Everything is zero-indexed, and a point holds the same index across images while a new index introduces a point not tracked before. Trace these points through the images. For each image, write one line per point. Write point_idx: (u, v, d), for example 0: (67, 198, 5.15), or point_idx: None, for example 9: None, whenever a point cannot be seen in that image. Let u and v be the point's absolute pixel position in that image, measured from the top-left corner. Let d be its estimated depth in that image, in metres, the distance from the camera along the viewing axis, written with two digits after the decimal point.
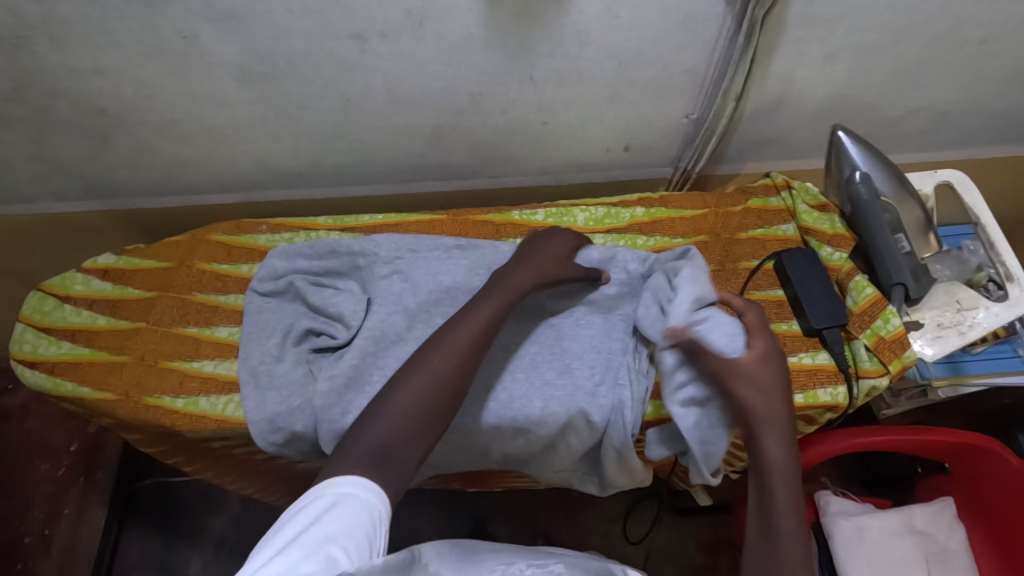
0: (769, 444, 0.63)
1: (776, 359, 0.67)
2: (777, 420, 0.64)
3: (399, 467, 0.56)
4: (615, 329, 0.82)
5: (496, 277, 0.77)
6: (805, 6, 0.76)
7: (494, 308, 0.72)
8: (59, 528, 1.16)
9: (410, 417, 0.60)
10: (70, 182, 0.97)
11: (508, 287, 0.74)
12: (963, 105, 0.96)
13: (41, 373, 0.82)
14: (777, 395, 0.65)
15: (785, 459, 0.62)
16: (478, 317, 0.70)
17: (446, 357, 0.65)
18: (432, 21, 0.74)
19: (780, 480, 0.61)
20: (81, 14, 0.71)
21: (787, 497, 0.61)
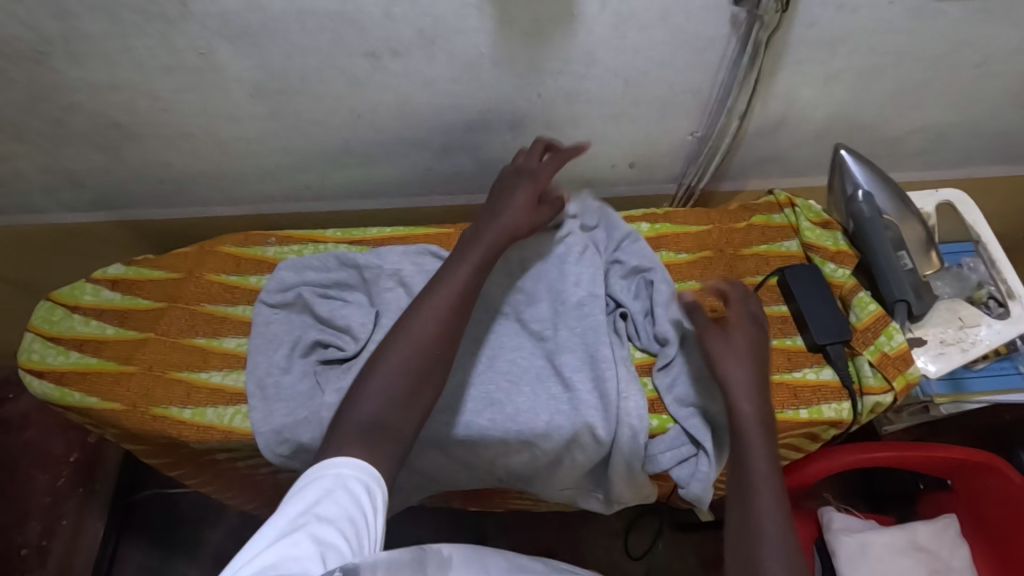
0: (742, 404, 0.66)
1: (747, 327, 0.72)
2: (748, 380, 0.68)
3: (392, 436, 0.58)
4: (598, 332, 0.82)
5: (470, 238, 0.75)
6: (807, 28, 0.77)
7: (468, 269, 0.70)
8: (57, 541, 1.15)
9: (398, 389, 0.61)
10: (81, 193, 0.98)
11: (476, 249, 0.72)
12: (963, 126, 0.98)
13: (49, 382, 0.82)
14: (747, 361, 0.69)
15: (757, 419, 0.65)
16: (456, 278, 0.69)
17: (424, 324, 0.65)
18: (444, 40, 0.75)
19: (751, 431, 0.65)
20: (102, 31, 0.72)
21: (761, 446, 0.64)
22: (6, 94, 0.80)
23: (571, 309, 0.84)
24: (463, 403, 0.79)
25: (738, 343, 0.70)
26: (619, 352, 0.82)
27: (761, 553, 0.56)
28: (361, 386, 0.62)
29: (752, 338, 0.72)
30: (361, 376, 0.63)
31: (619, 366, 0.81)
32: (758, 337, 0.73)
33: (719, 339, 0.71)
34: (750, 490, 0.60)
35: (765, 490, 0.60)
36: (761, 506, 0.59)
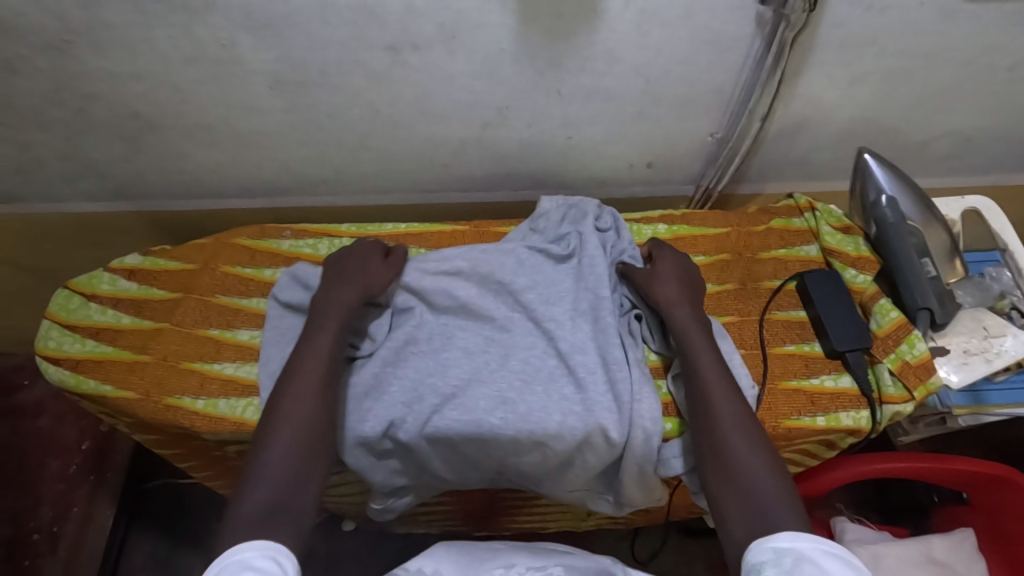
0: (680, 314, 0.79)
1: (670, 262, 0.85)
2: (680, 301, 0.80)
3: (293, 516, 0.62)
4: (611, 337, 0.82)
5: (325, 304, 0.80)
6: (834, 29, 0.76)
7: (331, 335, 0.77)
8: (67, 528, 1.15)
9: (292, 466, 0.65)
10: (100, 183, 0.99)
11: (336, 312, 0.79)
12: (990, 131, 0.96)
13: (64, 369, 0.83)
14: (675, 281, 0.82)
15: (694, 322, 0.78)
16: (320, 346, 0.75)
17: (304, 399, 0.70)
18: (466, 36, 0.75)
19: (697, 338, 0.76)
20: (126, 20, 0.73)
21: (704, 347, 0.76)
22: (31, 82, 0.80)
23: (583, 313, 0.84)
24: (477, 401, 0.78)
25: (665, 270, 0.83)
26: (633, 355, 0.82)
27: (719, 426, 0.70)
28: (256, 471, 0.64)
29: (677, 268, 0.85)
30: (251, 460, 0.66)
31: (633, 368, 0.80)
32: (687, 266, 0.85)
33: (649, 276, 0.84)
34: (703, 386, 0.73)
35: (714, 379, 0.73)
36: (715, 389, 0.72)
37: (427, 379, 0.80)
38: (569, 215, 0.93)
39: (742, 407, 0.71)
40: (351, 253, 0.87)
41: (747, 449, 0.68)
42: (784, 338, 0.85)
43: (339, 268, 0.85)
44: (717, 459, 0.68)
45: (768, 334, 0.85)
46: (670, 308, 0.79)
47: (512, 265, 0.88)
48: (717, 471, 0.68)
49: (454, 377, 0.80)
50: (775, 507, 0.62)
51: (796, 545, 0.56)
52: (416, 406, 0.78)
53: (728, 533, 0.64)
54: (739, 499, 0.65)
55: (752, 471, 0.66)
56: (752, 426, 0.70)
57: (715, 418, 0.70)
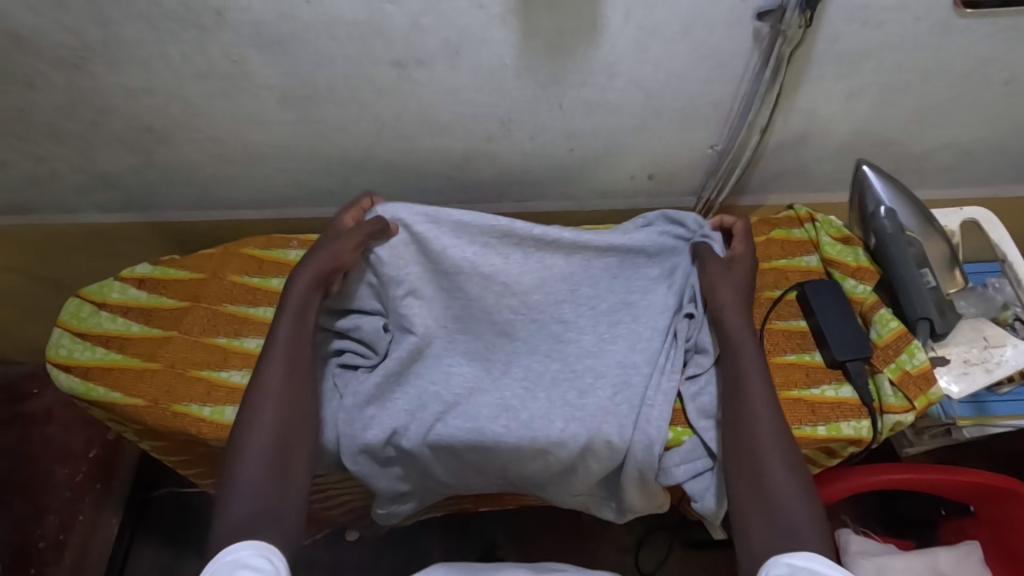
0: (734, 321, 0.79)
1: (745, 266, 0.85)
2: (736, 303, 0.80)
3: (280, 519, 0.62)
4: (638, 341, 0.83)
5: (282, 296, 0.79)
6: (829, 44, 0.78)
7: (290, 329, 0.76)
8: (74, 534, 1.16)
9: (267, 469, 0.65)
10: (113, 194, 1.01)
11: (290, 305, 0.78)
12: (989, 143, 0.97)
13: (75, 377, 0.84)
14: (734, 287, 0.82)
15: (746, 331, 0.78)
16: (281, 344, 0.74)
17: (270, 397, 0.70)
18: (469, 51, 0.77)
19: (743, 341, 0.77)
20: (140, 38, 0.75)
21: (749, 350, 0.76)
22: (47, 97, 0.83)
23: (603, 314, 0.86)
24: (479, 409, 0.79)
25: (732, 275, 0.83)
26: (662, 359, 0.82)
27: (759, 440, 0.69)
28: (235, 476, 0.64)
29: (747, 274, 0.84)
30: (230, 459, 0.66)
31: (658, 376, 0.81)
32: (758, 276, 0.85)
33: (720, 272, 0.83)
34: (745, 390, 0.73)
35: (756, 381, 0.73)
36: (755, 391, 0.73)
37: (429, 390, 0.81)
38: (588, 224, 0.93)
39: (783, 424, 0.71)
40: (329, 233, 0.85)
41: (783, 467, 0.67)
42: (785, 347, 0.86)
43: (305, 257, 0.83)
44: (751, 472, 0.68)
45: (768, 343, 0.86)
46: (723, 314, 0.80)
47: (519, 259, 0.87)
48: (749, 485, 0.67)
49: (455, 386, 0.82)
50: (804, 530, 0.62)
51: (812, 563, 0.55)
52: (419, 413, 0.79)
53: (751, 547, 0.63)
54: (766, 517, 0.64)
55: (784, 490, 0.65)
56: (792, 446, 0.69)
57: (755, 431, 0.70)
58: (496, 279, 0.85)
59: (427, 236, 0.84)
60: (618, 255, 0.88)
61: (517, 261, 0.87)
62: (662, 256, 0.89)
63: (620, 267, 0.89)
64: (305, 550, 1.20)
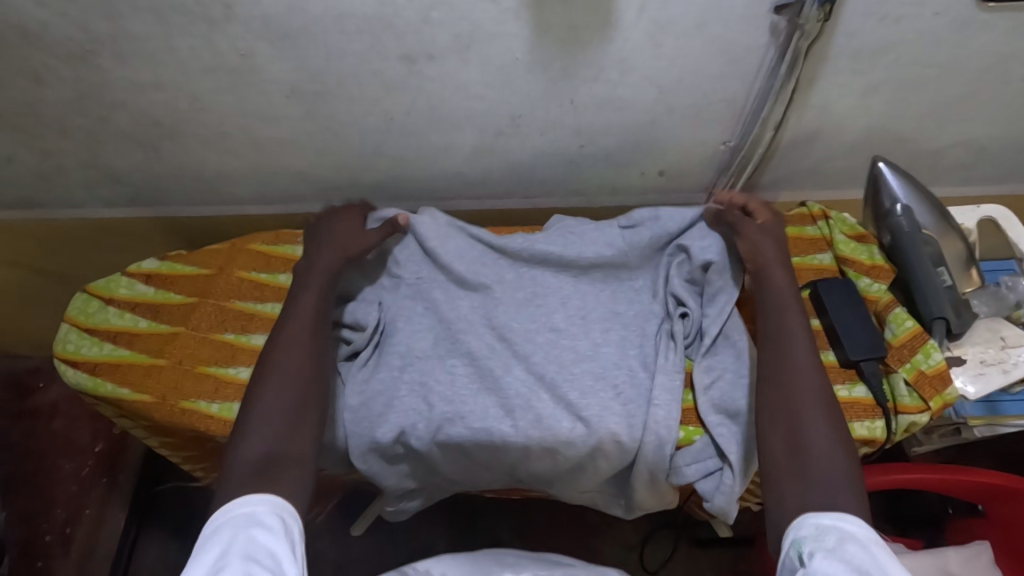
0: (774, 279, 0.77)
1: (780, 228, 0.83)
2: (777, 263, 0.79)
3: (289, 464, 0.62)
4: (632, 346, 0.82)
5: (304, 270, 0.81)
6: (847, 39, 0.76)
7: (316, 296, 0.78)
8: (81, 527, 1.18)
9: (281, 417, 0.66)
10: (120, 189, 1.01)
11: (314, 277, 0.80)
12: (1005, 140, 0.96)
13: (82, 373, 0.84)
14: (774, 243, 0.81)
15: (788, 288, 0.77)
16: (305, 306, 0.77)
17: (293, 350, 0.72)
18: (480, 46, 0.76)
19: (782, 299, 0.76)
20: (148, 32, 0.74)
21: (790, 308, 0.75)
22: (55, 92, 0.82)
23: (594, 321, 0.84)
24: (487, 409, 0.79)
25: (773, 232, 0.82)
26: (659, 361, 0.80)
27: (797, 392, 0.67)
28: (248, 420, 0.66)
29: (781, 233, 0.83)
30: (248, 406, 0.67)
31: (661, 377, 0.79)
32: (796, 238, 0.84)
33: (756, 231, 0.82)
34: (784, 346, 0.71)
35: (796, 339, 0.72)
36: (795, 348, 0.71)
37: (435, 388, 0.80)
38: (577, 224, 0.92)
39: (824, 381, 0.69)
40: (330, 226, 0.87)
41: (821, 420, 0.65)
42: None
43: (310, 244, 0.85)
44: (787, 422, 0.65)
45: None
46: (763, 271, 0.78)
47: (511, 278, 0.88)
48: (784, 438, 0.64)
49: (461, 388, 0.80)
50: (838, 485, 0.60)
51: (842, 523, 0.54)
52: (428, 412, 0.79)
53: (778, 504, 0.61)
54: (797, 470, 0.62)
55: (821, 444, 0.63)
56: (833, 402, 0.67)
57: (794, 383, 0.68)
58: (488, 292, 0.86)
59: (435, 249, 0.87)
60: (602, 269, 0.88)
61: (510, 280, 0.88)
62: (643, 268, 0.89)
63: (604, 280, 0.88)
64: (310, 545, 1.20)
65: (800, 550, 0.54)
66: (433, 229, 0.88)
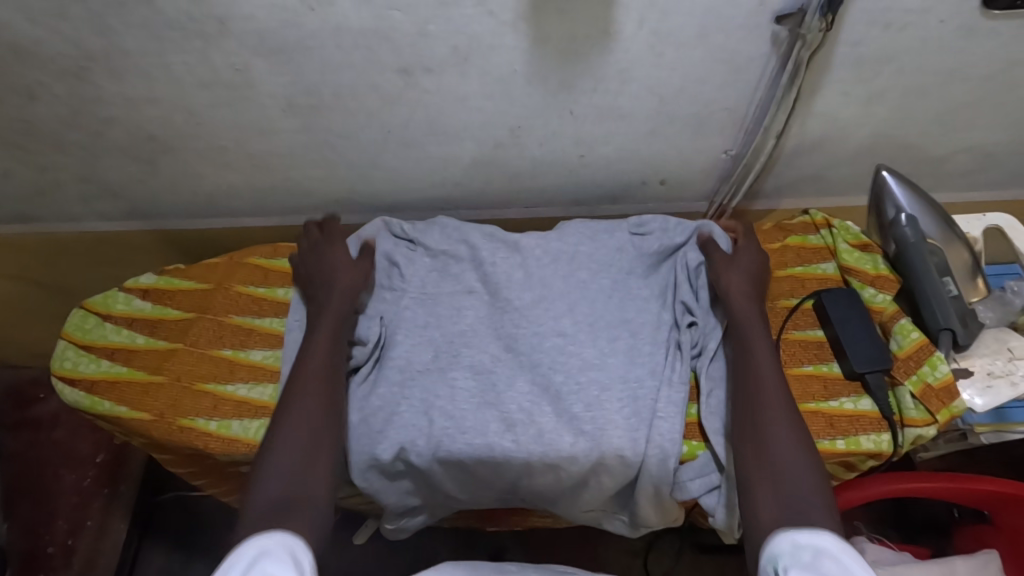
0: (743, 305, 0.80)
1: (750, 257, 0.85)
2: (745, 289, 0.82)
3: (307, 502, 0.63)
4: (638, 355, 0.81)
5: (315, 312, 0.82)
6: (850, 47, 0.75)
7: (326, 337, 0.80)
8: (82, 540, 1.15)
9: (300, 453, 0.67)
10: (117, 203, 1.00)
11: (326, 315, 0.81)
12: (1010, 146, 0.94)
13: (80, 391, 0.84)
14: (746, 274, 0.83)
15: (757, 317, 0.79)
16: (316, 343, 0.78)
17: (313, 388, 0.73)
18: (479, 58, 0.75)
19: (750, 323, 0.78)
20: (142, 47, 0.73)
21: (758, 331, 0.78)
22: (49, 108, 0.81)
23: (603, 330, 0.83)
24: (487, 424, 0.78)
25: (741, 263, 0.84)
26: (669, 372, 0.80)
27: (764, 414, 0.70)
28: (268, 457, 0.66)
29: (754, 264, 0.85)
30: (266, 443, 0.68)
31: (670, 389, 0.79)
32: (765, 265, 0.86)
33: (725, 263, 0.84)
34: (751, 372, 0.74)
35: (762, 364, 0.74)
36: (761, 372, 0.74)
37: (436, 402, 0.79)
38: (592, 230, 0.91)
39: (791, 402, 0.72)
40: (318, 263, 0.87)
41: (787, 440, 0.67)
42: (802, 358, 0.84)
43: (314, 287, 0.86)
44: (758, 448, 0.67)
45: (785, 354, 0.84)
46: (732, 299, 0.81)
47: (521, 279, 0.86)
48: (754, 458, 0.67)
49: (460, 403, 0.79)
50: (812, 506, 0.61)
51: (813, 538, 0.55)
52: (428, 428, 0.78)
53: (757, 523, 0.62)
54: (773, 489, 0.64)
55: (788, 462, 0.65)
56: (801, 423, 0.70)
57: (765, 408, 0.70)
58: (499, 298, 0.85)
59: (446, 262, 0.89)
60: (612, 276, 0.87)
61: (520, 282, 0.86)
62: (653, 278, 0.88)
63: (613, 287, 0.87)
64: None
65: (774, 566, 0.54)
66: (448, 237, 0.90)
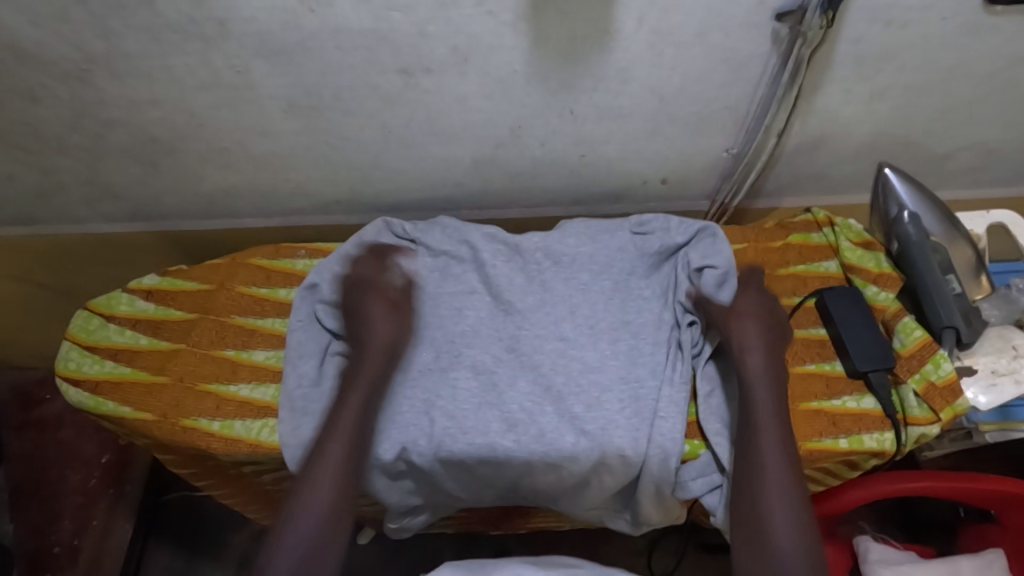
0: (753, 364, 0.77)
1: (757, 302, 0.82)
2: (758, 347, 0.78)
3: None
4: (639, 356, 0.81)
5: (352, 369, 0.80)
6: (851, 45, 0.75)
7: (360, 396, 0.78)
8: (87, 540, 1.16)
9: (312, 545, 0.69)
10: (120, 205, 1.01)
11: (363, 377, 0.79)
12: (1014, 143, 0.94)
13: (84, 391, 0.84)
14: (757, 324, 0.80)
15: (764, 375, 0.76)
16: (348, 408, 0.77)
17: (330, 468, 0.73)
18: (479, 58, 0.75)
19: (759, 387, 0.75)
20: (144, 49, 0.74)
21: (767, 397, 0.75)
22: (52, 111, 0.82)
23: (604, 331, 0.83)
24: (489, 424, 0.78)
25: (745, 309, 0.81)
26: (671, 372, 0.80)
27: (766, 499, 0.70)
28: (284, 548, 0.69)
29: (762, 309, 0.82)
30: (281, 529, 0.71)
31: (671, 388, 0.79)
32: (772, 306, 0.82)
33: (732, 313, 0.81)
34: (757, 444, 0.72)
35: (767, 437, 0.73)
36: (764, 446, 0.72)
37: (437, 402, 0.79)
38: (593, 231, 0.90)
39: (797, 481, 0.71)
40: (355, 302, 0.84)
41: (786, 535, 0.68)
42: (804, 357, 0.83)
43: (353, 331, 0.83)
44: (755, 539, 0.68)
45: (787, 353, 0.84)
46: (743, 355, 0.78)
47: (523, 283, 0.87)
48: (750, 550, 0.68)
49: (461, 403, 0.79)
50: None
51: None
52: (430, 428, 0.78)
53: None
54: None
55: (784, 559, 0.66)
56: (804, 508, 0.70)
57: (763, 488, 0.70)
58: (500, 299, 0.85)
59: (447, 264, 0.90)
60: (613, 278, 0.87)
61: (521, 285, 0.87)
62: (654, 277, 0.88)
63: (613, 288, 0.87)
64: None
65: None
66: (450, 238, 0.91)
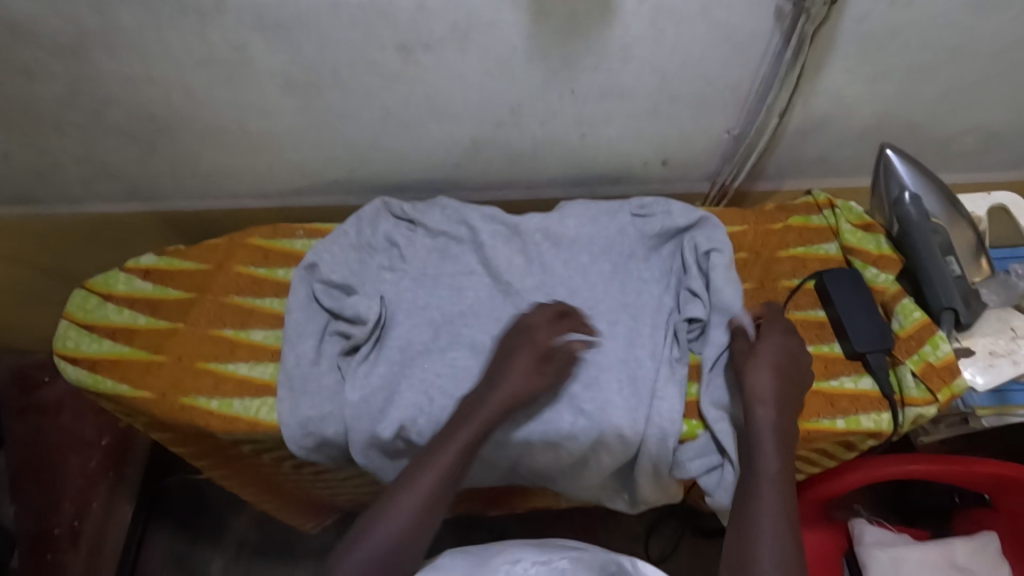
0: (763, 417, 0.70)
1: (776, 348, 0.75)
2: (772, 399, 0.71)
3: None
4: (638, 338, 0.81)
5: (468, 405, 0.73)
6: (856, 23, 0.74)
7: (470, 432, 0.71)
8: (89, 522, 1.17)
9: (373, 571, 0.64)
10: (116, 184, 1.00)
11: (481, 414, 0.72)
12: (1016, 125, 0.93)
13: (82, 369, 0.84)
14: (772, 370, 0.73)
15: (774, 430, 0.69)
16: (452, 444, 0.70)
17: (411, 498, 0.67)
18: (479, 35, 0.74)
19: (767, 443, 0.69)
20: (139, 23, 0.73)
21: (775, 456, 0.69)
22: (47, 88, 0.81)
23: (603, 313, 0.83)
24: None
25: (765, 354, 0.74)
26: (669, 355, 0.80)
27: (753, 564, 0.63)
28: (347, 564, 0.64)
29: (780, 357, 0.75)
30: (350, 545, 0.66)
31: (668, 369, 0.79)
32: (794, 354, 0.76)
33: (749, 357, 0.75)
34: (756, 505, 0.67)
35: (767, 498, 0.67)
36: (764, 509, 0.66)
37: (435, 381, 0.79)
38: (593, 212, 0.90)
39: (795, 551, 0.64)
40: (518, 340, 0.77)
41: None
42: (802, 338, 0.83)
43: (496, 364, 0.77)
44: None
45: None
46: (751, 407, 0.71)
47: (521, 264, 0.86)
48: None
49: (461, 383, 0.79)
50: None
51: None
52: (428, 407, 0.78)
53: None
54: None
55: None
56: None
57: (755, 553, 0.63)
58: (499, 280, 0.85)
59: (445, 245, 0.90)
60: (612, 260, 0.87)
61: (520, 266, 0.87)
62: (653, 258, 0.89)
63: (612, 271, 0.87)
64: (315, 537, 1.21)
65: None
66: (449, 219, 0.91)
